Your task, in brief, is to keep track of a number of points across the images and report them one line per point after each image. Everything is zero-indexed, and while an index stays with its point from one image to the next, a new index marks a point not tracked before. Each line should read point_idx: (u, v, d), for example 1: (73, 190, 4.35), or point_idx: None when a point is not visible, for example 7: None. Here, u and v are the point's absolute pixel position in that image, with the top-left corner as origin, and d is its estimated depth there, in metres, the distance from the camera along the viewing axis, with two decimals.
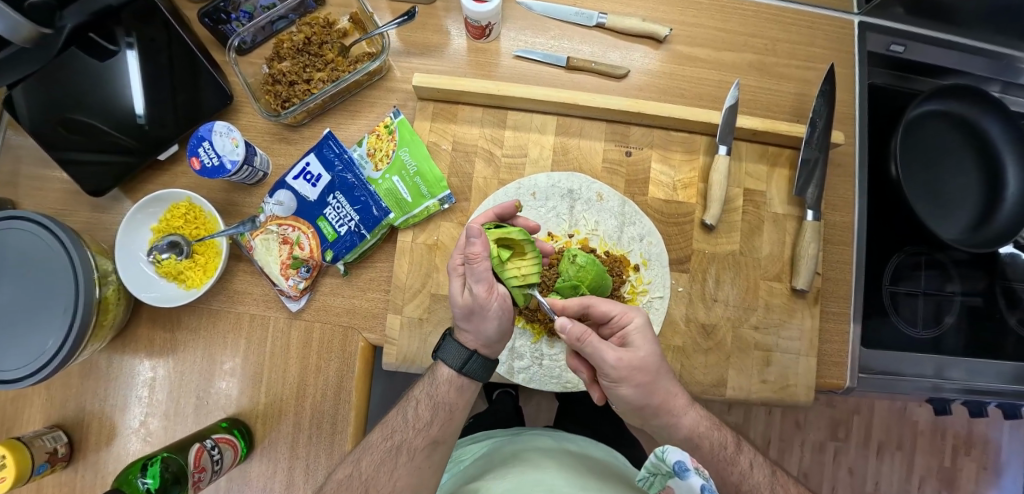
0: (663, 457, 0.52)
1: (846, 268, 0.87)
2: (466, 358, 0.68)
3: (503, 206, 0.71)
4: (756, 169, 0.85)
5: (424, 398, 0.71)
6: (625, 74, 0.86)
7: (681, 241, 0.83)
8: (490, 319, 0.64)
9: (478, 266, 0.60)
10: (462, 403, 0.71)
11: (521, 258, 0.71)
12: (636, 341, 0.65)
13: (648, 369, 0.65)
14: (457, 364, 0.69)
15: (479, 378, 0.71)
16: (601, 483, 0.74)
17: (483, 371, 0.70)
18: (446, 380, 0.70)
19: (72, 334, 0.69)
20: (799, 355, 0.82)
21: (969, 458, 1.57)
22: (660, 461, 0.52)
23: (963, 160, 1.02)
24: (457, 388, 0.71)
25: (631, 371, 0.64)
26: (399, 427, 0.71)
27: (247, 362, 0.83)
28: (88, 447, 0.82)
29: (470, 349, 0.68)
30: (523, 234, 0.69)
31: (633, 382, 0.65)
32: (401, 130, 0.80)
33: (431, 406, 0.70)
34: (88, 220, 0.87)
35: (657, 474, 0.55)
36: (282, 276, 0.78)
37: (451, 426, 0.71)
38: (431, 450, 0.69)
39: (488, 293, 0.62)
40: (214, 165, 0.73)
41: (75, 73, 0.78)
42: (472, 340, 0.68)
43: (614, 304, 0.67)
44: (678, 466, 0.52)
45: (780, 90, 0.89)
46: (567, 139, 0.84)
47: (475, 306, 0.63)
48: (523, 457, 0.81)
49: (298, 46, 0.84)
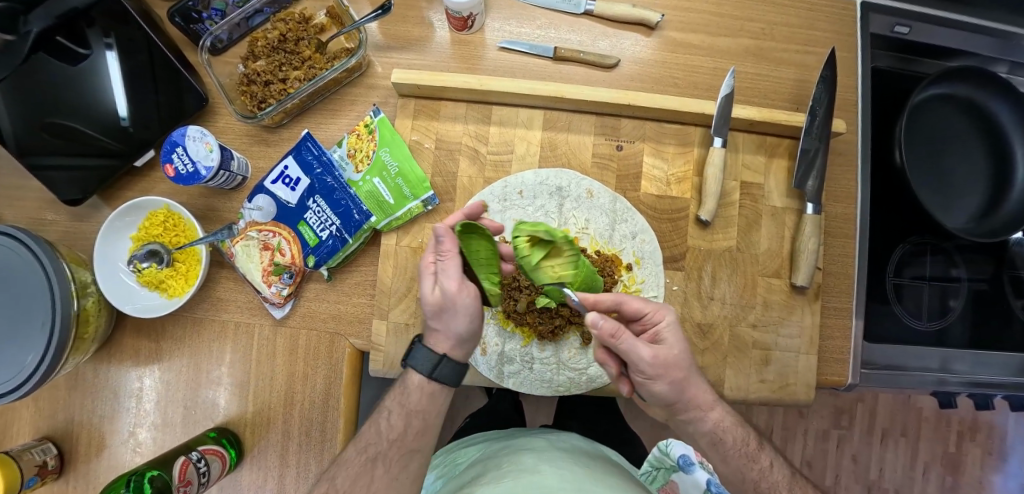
0: (670, 450, 0.79)
1: (847, 262, 0.84)
2: (436, 362, 0.66)
3: (469, 208, 0.68)
4: (753, 160, 0.81)
5: (395, 408, 0.68)
6: (615, 63, 0.82)
7: (675, 238, 0.80)
8: (460, 317, 0.62)
9: (449, 262, 0.61)
10: (435, 409, 0.69)
11: (556, 257, 0.66)
12: (668, 338, 0.62)
13: (681, 367, 0.63)
14: (427, 369, 0.66)
15: (452, 383, 0.68)
16: (598, 481, 0.70)
17: (455, 376, 0.68)
18: (416, 388, 0.68)
19: (51, 349, 0.67)
20: (799, 353, 0.80)
21: (975, 443, 1.55)
22: (667, 453, 0.79)
23: (970, 147, 0.98)
24: (428, 395, 0.68)
25: (665, 368, 0.61)
26: (374, 439, 0.68)
27: (234, 369, 0.81)
28: (78, 459, 0.81)
29: (440, 353, 0.66)
30: (552, 234, 0.61)
31: (667, 379, 0.62)
32: (382, 129, 0.77)
33: (403, 415, 0.68)
34: (67, 229, 0.85)
35: (664, 467, 0.82)
36: (264, 283, 0.76)
37: (427, 434, 0.69)
38: (409, 458, 0.68)
39: (459, 288, 0.61)
40: (188, 171, 0.71)
41: (51, 78, 0.75)
42: (442, 343, 0.66)
43: (646, 302, 0.63)
44: (685, 460, 0.77)
45: (779, 77, 0.85)
46: (555, 134, 0.81)
47: (447, 304, 0.62)
48: (515, 459, 0.78)
49: (273, 44, 0.80)
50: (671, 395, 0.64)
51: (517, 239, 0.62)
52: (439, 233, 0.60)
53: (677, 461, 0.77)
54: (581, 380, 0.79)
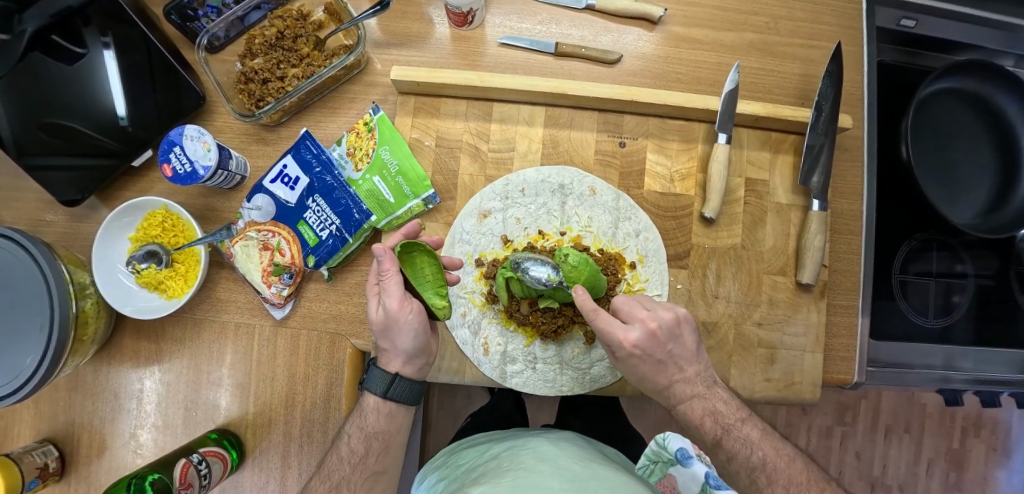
0: (667, 444, 0.66)
1: (853, 259, 0.83)
2: (389, 382, 0.66)
3: (407, 229, 0.71)
4: (758, 156, 0.80)
5: (355, 432, 0.67)
6: (618, 59, 0.81)
7: (679, 235, 0.79)
8: (405, 334, 0.62)
9: (389, 280, 0.60)
10: (395, 428, 0.69)
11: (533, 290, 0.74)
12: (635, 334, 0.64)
13: (648, 356, 0.65)
14: (381, 390, 0.66)
15: (408, 402, 0.69)
16: (602, 481, 0.66)
17: (410, 394, 0.68)
18: (373, 409, 0.67)
19: (50, 351, 0.67)
20: (805, 352, 0.79)
21: (978, 439, 1.54)
22: (663, 446, 0.67)
23: (976, 141, 0.96)
24: (387, 415, 0.68)
25: (629, 357, 0.65)
26: (336, 466, 0.66)
27: (235, 371, 0.81)
28: (79, 461, 0.80)
29: (393, 372, 0.66)
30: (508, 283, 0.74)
31: (628, 363, 0.67)
32: (381, 127, 0.76)
33: (363, 438, 0.66)
34: (65, 230, 0.84)
35: (659, 461, 0.70)
36: (264, 283, 0.75)
37: (390, 455, 0.69)
38: (373, 481, 0.67)
39: (400, 305, 0.61)
40: (186, 171, 0.70)
41: (49, 78, 0.74)
42: (394, 361, 0.66)
43: (628, 305, 0.66)
44: (684, 455, 0.64)
45: (784, 71, 0.83)
46: (557, 131, 0.80)
47: (389, 323, 0.62)
48: (513, 460, 0.75)
49: (271, 41, 0.79)
50: (636, 376, 0.68)
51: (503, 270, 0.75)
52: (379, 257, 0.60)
53: (676, 456, 0.65)
54: (585, 381, 0.78)
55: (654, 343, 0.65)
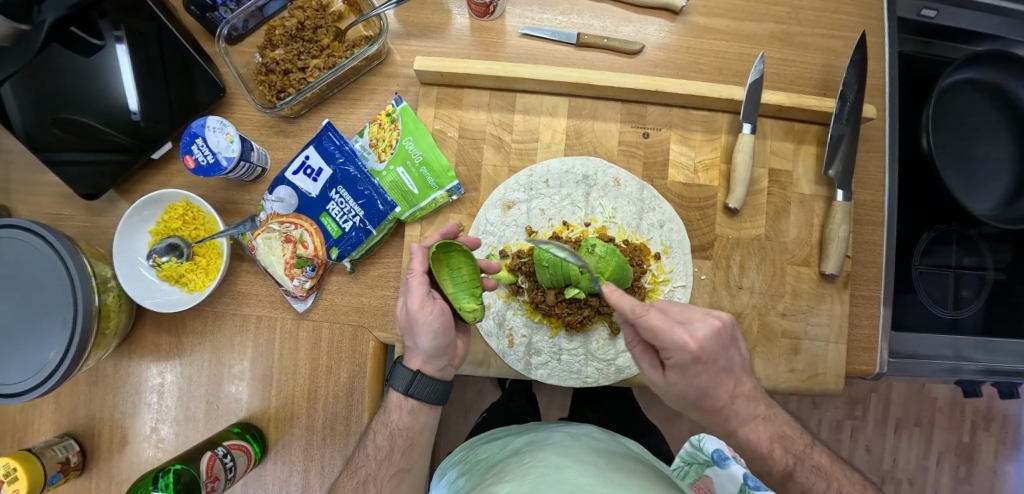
0: (702, 445, 0.73)
1: (875, 249, 0.83)
2: (410, 379, 0.66)
3: (446, 229, 0.69)
4: (781, 147, 0.80)
5: (381, 428, 0.67)
6: (640, 49, 0.80)
7: (702, 227, 0.79)
8: (423, 334, 0.62)
9: (413, 280, 0.62)
10: (418, 427, 0.68)
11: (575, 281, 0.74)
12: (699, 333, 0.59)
13: (711, 360, 0.60)
14: (403, 386, 0.66)
15: (431, 400, 0.68)
16: (629, 480, 0.64)
17: (432, 394, 0.67)
18: (396, 406, 0.67)
19: (73, 345, 0.66)
20: (828, 342, 0.79)
21: (989, 433, 1.54)
22: (699, 449, 0.73)
23: (997, 132, 0.96)
24: (409, 412, 0.68)
25: (696, 363, 0.59)
26: (364, 460, 0.65)
27: (256, 364, 0.80)
28: (100, 455, 0.80)
29: (414, 370, 0.66)
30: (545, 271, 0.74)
31: (688, 371, 0.61)
32: (404, 118, 0.76)
33: (389, 434, 0.66)
34: (85, 224, 0.84)
35: (695, 464, 0.75)
36: (286, 276, 0.75)
37: (415, 452, 0.68)
38: (398, 477, 0.66)
39: (421, 305, 0.61)
40: (208, 163, 0.70)
41: (65, 70, 0.74)
42: (415, 359, 0.66)
43: (682, 306, 0.61)
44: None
45: (806, 61, 0.83)
46: (580, 122, 0.79)
47: (411, 322, 0.63)
48: (536, 456, 0.73)
49: (291, 32, 0.78)
50: (697, 386, 0.63)
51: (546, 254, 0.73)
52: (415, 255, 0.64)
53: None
54: (609, 372, 0.78)
55: (714, 342, 0.60)
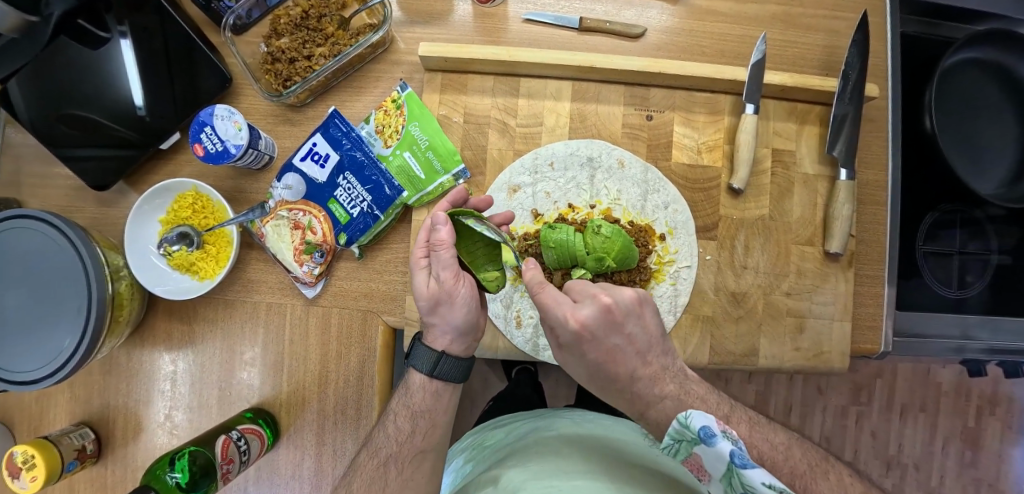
0: (688, 423, 0.53)
1: (879, 229, 0.83)
2: (435, 360, 0.67)
3: (454, 195, 0.70)
4: (784, 127, 0.80)
5: (403, 412, 0.68)
6: (642, 33, 0.81)
7: (706, 207, 0.79)
8: (458, 308, 0.64)
9: (443, 252, 0.61)
10: (442, 408, 0.69)
11: (582, 261, 0.76)
12: (591, 315, 0.60)
13: (600, 340, 0.61)
14: (428, 368, 0.67)
15: (454, 379, 0.69)
16: (632, 471, 0.64)
17: (456, 372, 0.68)
18: (420, 387, 0.69)
19: (88, 333, 0.67)
20: (833, 320, 0.79)
21: (994, 418, 1.54)
22: (685, 426, 0.53)
23: (999, 112, 0.96)
24: (433, 395, 0.69)
25: (582, 340, 0.60)
26: (383, 443, 0.67)
27: (267, 350, 0.81)
28: (115, 443, 0.81)
29: (439, 350, 0.67)
30: (552, 251, 0.76)
31: (580, 349, 0.62)
32: (410, 104, 0.77)
33: (411, 418, 0.67)
34: (96, 215, 0.85)
35: (683, 441, 0.53)
36: (296, 262, 0.76)
37: (437, 436, 0.68)
38: (421, 461, 0.66)
39: (455, 279, 0.62)
40: (217, 150, 0.70)
41: (71, 65, 0.75)
42: (441, 338, 0.67)
43: (582, 286, 0.62)
44: (706, 433, 0.50)
45: (807, 42, 0.83)
46: (584, 105, 0.80)
47: (443, 296, 0.63)
48: (539, 442, 0.73)
49: (296, 21, 0.79)
50: (592, 363, 0.64)
51: (554, 233, 0.76)
52: (436, 224, 0.61)
53: (695, 435, 0.51)
54: None
55: (609, 323, 0.61)
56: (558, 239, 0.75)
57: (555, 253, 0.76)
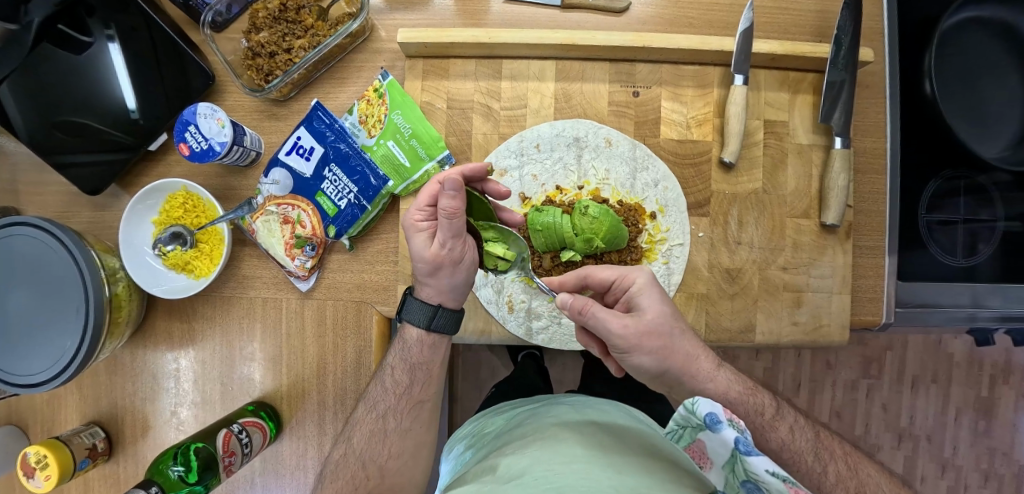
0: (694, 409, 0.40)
1: (878, 198, 0.81)
2: (432, 315, 0.67)
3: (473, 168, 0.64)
4: (776, 97, 0.78)
5: (399, 401, 0.68)
6: (626, 7, 0.78)
7: (698, 183, 0.78)
8: (458, 273, 0.64)
9: (455, 221, 0.57)
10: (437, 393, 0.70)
11: (572, 242, 0.76)
12: (641, 302, 0.61)
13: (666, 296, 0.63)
14: (424, 322, 0.67)
15: (450, 333, 0.70)
16: (631, 454, 0.64)
17: (453, 324, 0.69)
18: (400, 369, 0.69)
19: (88, 334, 0.68)
20: (832, 293, 0.78)
21: (1008, 386, 1.52)
22: (689, 412, 0.40)
23: (1004, 72, 0.92)
24: (423, 366, 0.70)
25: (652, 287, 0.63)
26: (382, 434, 0.67)
27: (266, 345, 0.82)
28: (125, 440, 0.83)
29: (435, 305, 0.67)
30: (541, 235, 0.76)
31: (655, 293, 0.62)
32: (392, 93, 0.76)
33: (404, 387, 0.69)
34: (92, 219, 0.86)
35: (687, 426, 0.41)
36: (287, 257, 0.76)
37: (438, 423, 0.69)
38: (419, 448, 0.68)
39: (459, 245, 0.61)
40: (202, 149, 0.70)
41: (59, 70, 0.75)
42: (434, 294, 0.66)
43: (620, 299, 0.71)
44: (711, 419, 0.39)
45: (799, 8, 0.80)
46: (569, 84, 0.78)
47: (447, 261, 0.62)
48: (539, 431, 0.72)
49: (274, 14, 0.77)
50: (667, 312, 0.61)
51: (544, 217, 0.76)
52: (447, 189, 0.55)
53: (700, 423, 0.39)
54: None
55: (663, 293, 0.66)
56: (546, 221, 0.76)
57: (545, 236, 0.76)
